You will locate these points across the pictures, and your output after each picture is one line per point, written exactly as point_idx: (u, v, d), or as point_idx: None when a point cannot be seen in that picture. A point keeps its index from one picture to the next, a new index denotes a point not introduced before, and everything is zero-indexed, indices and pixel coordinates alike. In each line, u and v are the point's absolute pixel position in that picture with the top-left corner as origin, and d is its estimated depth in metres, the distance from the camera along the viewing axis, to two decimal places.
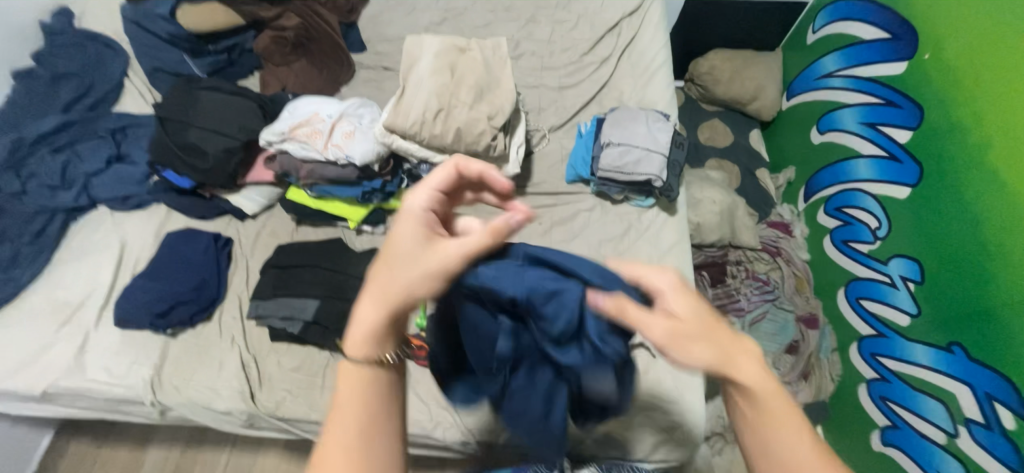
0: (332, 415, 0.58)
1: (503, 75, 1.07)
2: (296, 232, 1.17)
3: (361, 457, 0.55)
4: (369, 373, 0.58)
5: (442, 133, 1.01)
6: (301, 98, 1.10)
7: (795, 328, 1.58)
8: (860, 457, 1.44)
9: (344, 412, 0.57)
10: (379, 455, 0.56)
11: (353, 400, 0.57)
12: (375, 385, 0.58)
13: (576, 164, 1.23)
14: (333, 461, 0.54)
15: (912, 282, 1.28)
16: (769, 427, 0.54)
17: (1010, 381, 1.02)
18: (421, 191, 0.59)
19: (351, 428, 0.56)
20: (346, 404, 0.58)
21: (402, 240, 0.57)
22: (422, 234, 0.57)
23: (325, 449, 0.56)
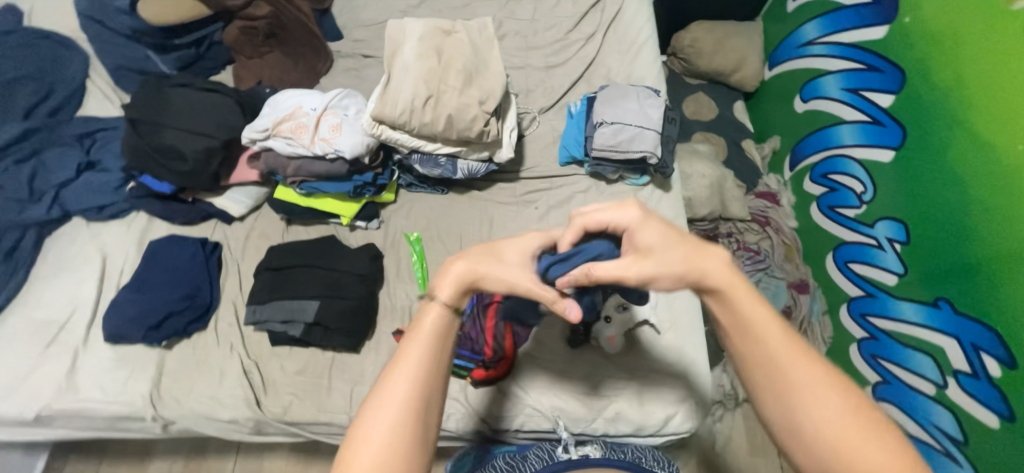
0: (399, 349, 0.65)
1: (491, 57, 1.04)
2: (287, 232, 1.14)
3: (417, 391, 0.62)
4: (438, 320, 0.66)
5: (433, 121, 0.98)
6: (281, 92, 1.05)
7: (787, 294, 1.61)
8: None
9: (410, 347, 0.64)
10: (428, 397, 0.63)
11: (420, 339, 0.65)
12: (439, 331, 0.66)
13: (568, 145, 1.21)
14: (394, 387, 0.62)
15: (898, 242, 1.32)
16: (747, 319, 0.61)
17: (995, 331, 1.06)
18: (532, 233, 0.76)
19: (413, 362, 0.63)
20: (412, 340, 0.65)
21: (507, 253, 0.73)
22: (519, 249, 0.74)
23: (388, 375, 0.63)
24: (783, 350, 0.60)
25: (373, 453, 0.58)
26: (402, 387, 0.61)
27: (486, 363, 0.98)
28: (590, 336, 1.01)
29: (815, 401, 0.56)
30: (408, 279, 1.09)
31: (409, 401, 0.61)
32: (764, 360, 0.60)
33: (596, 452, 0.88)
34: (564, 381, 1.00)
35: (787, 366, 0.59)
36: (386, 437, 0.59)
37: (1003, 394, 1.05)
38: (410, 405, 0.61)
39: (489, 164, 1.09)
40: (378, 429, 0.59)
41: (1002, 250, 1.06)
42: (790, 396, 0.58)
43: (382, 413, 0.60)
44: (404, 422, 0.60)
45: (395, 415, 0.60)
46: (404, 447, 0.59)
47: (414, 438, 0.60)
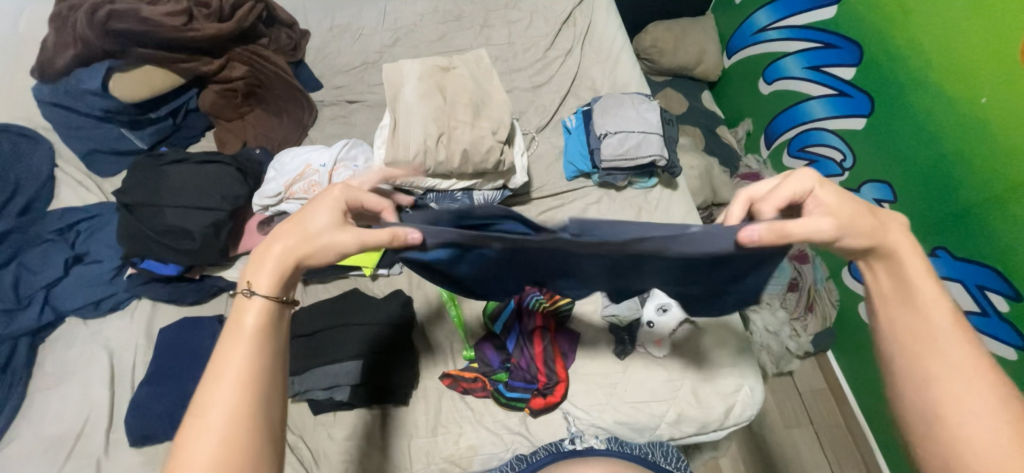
0: (220, 353, 0.55)
1: (492, 88, 1.05)
2: (306, 293, 1.11)
3: (249, 395, 0.53)
4: (260, 310, 0.56)
5: (448, 158, 0.97)
6: (284, 153, 1.02)
7: (790, 267, 1.67)
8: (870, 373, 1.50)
9: (227, 350, 0.54)
10: (264, 395, 0.54)
11: (240, 337, 0.55)
12: (266, 326, 0.56)
13: (574, 160, 1.24)
14: (222, 397, 0.52)
15: (886, 202, 1.41)
16: (918, 296, 0.56)
17: (998, 271, 1.14)
18: (323, 194, 0.64)
19: (234, 368, 0.53)
20: (235, 339, 0.55)
21: (309, 218, 0.60)
22: (322, 215, 0.60)
23: (209, 387, 0.53)
24: (936, 318, 0.55)
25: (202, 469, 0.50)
26: (229, 394, 0.52)
27: (543, 391, 0.97)
28: (635, 345, 1.03)
29: (953, 373, 0.53)
30: (442, 318, 1.08)
31: (242, 405, 0.52)
32: (914, 330, 0.56)
33: (599, 443, 0.93)
34: (622, 393, 1.00)
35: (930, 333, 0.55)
36: (215, 451, 0.50)
37: (1015, 326, 1.13)
38: (243, 410, 0.52)
39: (504, 191, 1.10)
40: (207, 446, 0.50)
41: (988, 195, 1.14)
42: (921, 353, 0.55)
43: (209, 427, 0.51)
44: (236, 430, 0.51)
45: (224, 427, 0.51)
46: (241, 456, 0.51)
47: (251, 443, 0.52)
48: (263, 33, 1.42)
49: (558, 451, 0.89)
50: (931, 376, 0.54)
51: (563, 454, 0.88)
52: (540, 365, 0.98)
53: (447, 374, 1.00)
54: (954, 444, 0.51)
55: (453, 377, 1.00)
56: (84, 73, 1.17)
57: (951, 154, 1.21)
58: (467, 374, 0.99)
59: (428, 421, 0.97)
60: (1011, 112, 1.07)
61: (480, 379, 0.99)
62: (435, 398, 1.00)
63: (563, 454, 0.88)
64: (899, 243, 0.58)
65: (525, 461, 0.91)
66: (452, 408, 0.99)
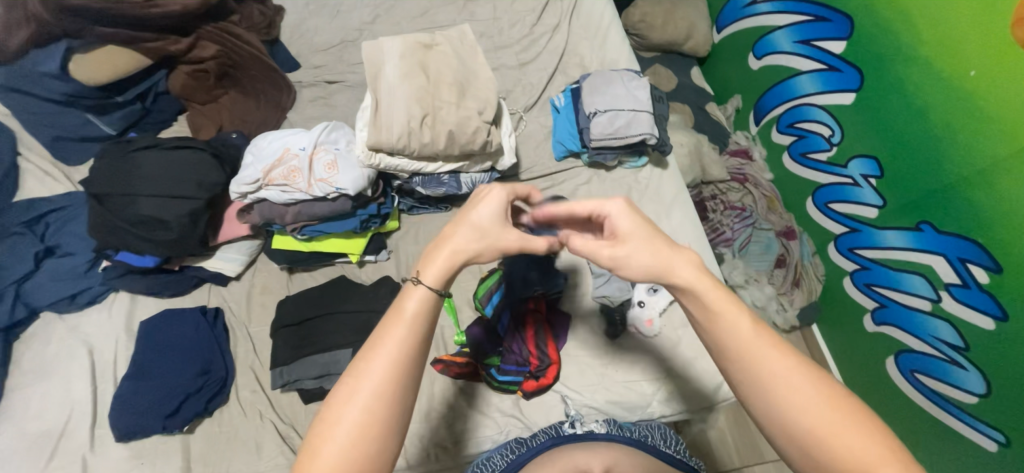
0: (375, 335, 0.54)
1: (477, 65, 1.01)
2: (292, 282, 1.08)
3: (395, 382, 0.52)
4: (425, 300, 0.56)
5: (433, 140, 0.94)
6: (261, 137, 0.97)
7: (778, 244, 1.71)
8: (857, 344, 1.57)
9: (388, 330, 0.54)
10: (405, 387, 0.53)
11: (400, 318, 0.54)
12: (424, 314, 0.56)
13: (563, 139, 1.21)
14: (366, 379, 0.51)
15: (873, 177, 1.41)
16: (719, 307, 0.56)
17: (978, 243, 1.16)
18: (488, 191, 0.65)
19: (392, 344, 0.53)
20: (393, 324, 0.54)
21: (477, 216, 0.63)
22: (488, 212, 0.63)
23: (359, 367, 0.52)
24: (757, 339, 0.54)
25: (341, 447, 0.49)
26: (378, 377, 0.51)
27: (535, 373, 0.97)
28: (627, 324, 1.04)
29: (780, 377, 0.52)
30: None
31: (384, 391, 0.51)
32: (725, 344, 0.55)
33: (601, 427, 0.89)
34: (613, 374, 1.00)
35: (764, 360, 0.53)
36: (361, 424, 0.50)
37: (994, 297, 1.15)
38: (386, 397, 0.51)
39: (492, 173, 1.08)
40: (347, 426, 0.50)
41: (974, 169, 1.15)
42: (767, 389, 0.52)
43: (355, 407, 0.50)
44: (377, 414, 0.51)
45: (367, 408, 0.50)
46: (375, 443, 0.50)
47: (384, 433, 0.51)
48: (233, 9, 1.34)
49: (558, 435, 0.87)
50: (782, 403, 0.51)
51: (563, 438, 0.86)
52: (534, 352, 0.98)
53: (438, 360, 0.98)
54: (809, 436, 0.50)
55: (445, 363, 0.98)
56: (39, 55, 1.11)
57: (939, 128, 1.21)
58: (458, 358, 0.98)
59: (420, 407, 0.96)
60: (999, 84, 1.07)
61: (472, 363, 0.98)
62: (427, 385, 0.98)
63: (566, 439, 0.85)
64: (692, 279, 0.58)
65: (523, 446, 0.88)
66: (445, 393, 0.98)
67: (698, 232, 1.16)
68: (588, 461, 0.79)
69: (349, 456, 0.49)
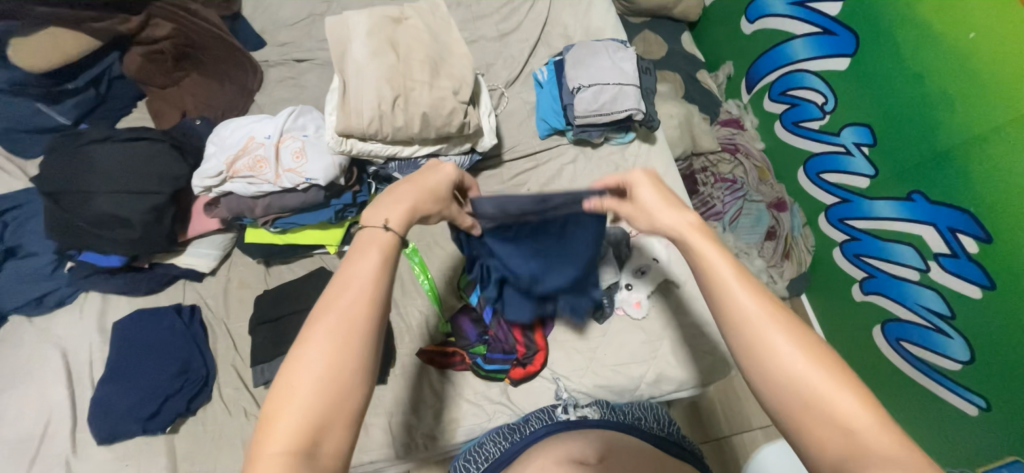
0: (343, 269, 0.53)
1: (451, 40, 0.94)
2: (269, 276, 1.05)
3: (348, 347, 0.48)
4: (380, 248, 0.56)
5: (406, 123, 0.89)
6: (223, 125, 0.91)
7: (769, 216, 1.69)
8: (846, 312, 1.58)
9: (354, 263, 0.53)
10: (360, 347, 0.49)
11: (369, 250, 0.54)
12: (389, 250, 0.56)
13: (546, 116, 1.16)
14: (318, 346, 0.48)
15: (866, 146, 1.38)
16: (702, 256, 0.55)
17: (968, 212, 1.15)
18: (445, 166, 0.69)
19: (361, 275, 0.52)
20: (343, 287, 0.51)
21: (432, 183, 0.66)
22: (441, 183, 0.67)
23: (308, 334, 0.49)
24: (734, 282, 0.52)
25: (313, 373, 0.47)
26: (351, 303, 0.50)
27: (522, 361, 0.96)
28: (614, 307, 1.03)
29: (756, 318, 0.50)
30: (415, 293, 1.04)
31: (337, 355, 0.48)
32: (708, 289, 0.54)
33: (595, 413, 0.88)
34: (601, 357, 1.00)
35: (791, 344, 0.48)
36: (333, 352, 0.47)
37: (983, 266, 1.14)
38: (340, 361, 0.48)
39: (473, 155, 1.03)
40: (298, 395, 0.46)
41: (969, 135, 1.12)
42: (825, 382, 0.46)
43: (308, 375, 0.46)
44: (334, 380, 0.47)
45: (321, 374, 0.47)
46: (333, 410, 0.46)
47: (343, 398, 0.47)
48: None
49: (555, 422, 0.86)
50: (756, 347, 0.49)
51: (559, 425, 0.85)
52: (519, 334, 0.96)
53: (423, 351, 0.98)
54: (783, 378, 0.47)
55: (430, 353, 0.98)
56: None
57: (935, 93, 1.17)
58: (443, 348, 0.98)
59: (408, 398, 0.95)
60: (1000, 46, 1.02)
61: (458, 352, 0.98)
62: (413, 376, 0.97)
63: (562, 426, 0.85)
64: (686, 231, 0.59)
65: (518, 434, 0.87)
66: (433, 383, 0.97)
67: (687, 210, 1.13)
68: (583, 451, 0.77)
69: (320, 384, 0.46)
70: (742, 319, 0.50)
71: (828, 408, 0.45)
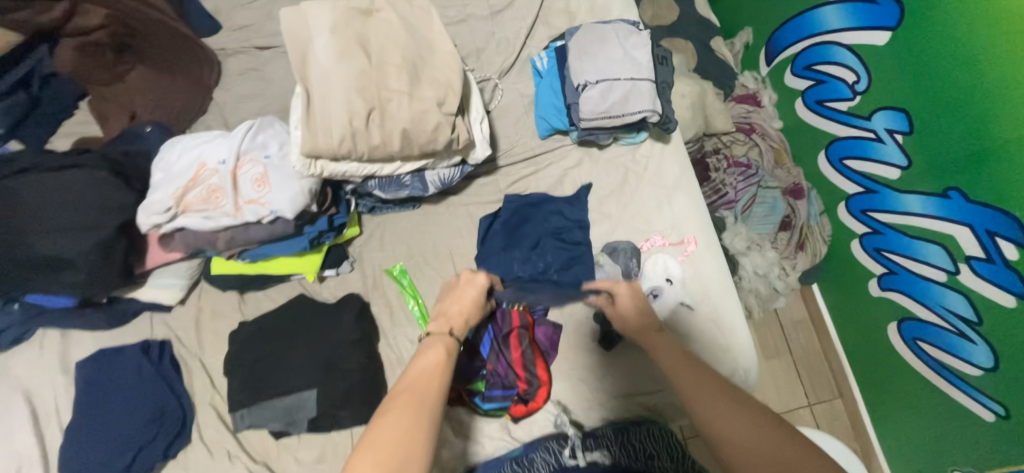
0: (410, 369, 0.68)
1: (433, 34, 0.79)
2: (245, 304, 0.95)
3: (420, 412, 0.61)
4: (444, 346, 0.74)
5: (384, 142, 0.75)
6: (171, 147, 0.78)
7: (784, 204, 1.58)
8: (856, 303, 1.49)
9: (419, 362, 0.69)
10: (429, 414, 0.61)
11: (432, 355, 0.71)
12: (444, 359, 0.71)
13: (547, 115, 1.02)
14: (401, 407, 0.61)
15: (899, 133, 1.23)
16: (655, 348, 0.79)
17: (1012, 214, 1.00)
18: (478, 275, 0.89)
19: (424, 372, 0.68)
20: (422, 366, 0.69)
21: (467, 297, 0.85)
22: (476, 292, 0.86)
23: (399, 400, 0.62)
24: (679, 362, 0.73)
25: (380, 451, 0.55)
26: (415, 388, 0.64)
27: (523, 397, 0.89)
28: (622, 333, 0.94)
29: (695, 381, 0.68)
30: (406, 321, 0.95)
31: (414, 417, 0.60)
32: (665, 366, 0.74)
33: (606, 460, 0.80)
34: (608, 387, 0.93)
35: (712, 393, 0.65)
36: (398, 428, 0.58)
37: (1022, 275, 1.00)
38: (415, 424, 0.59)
39: (464, 166, 0.90)
40: (377, 450, 0.55)
41: None
42: (740, 414, 0.61)
43: (389, 429, 0.57)
44: (407, 437, 0.57)
45: (396, 432, 0.57)
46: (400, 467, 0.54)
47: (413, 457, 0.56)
48: None
49: None
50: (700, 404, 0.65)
51: None
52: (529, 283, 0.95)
53: None
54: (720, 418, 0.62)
55: None
56: None
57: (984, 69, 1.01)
58: None
59: None
60: None
61: (454, 388, 0.89)
62: None
63: None
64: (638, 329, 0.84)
65: None
66: None
67: (705, 220, 1.01)
68: None
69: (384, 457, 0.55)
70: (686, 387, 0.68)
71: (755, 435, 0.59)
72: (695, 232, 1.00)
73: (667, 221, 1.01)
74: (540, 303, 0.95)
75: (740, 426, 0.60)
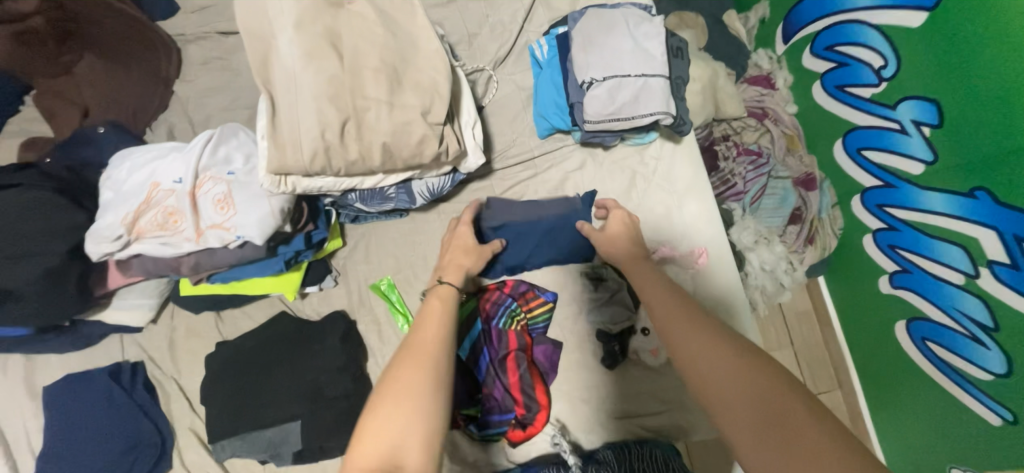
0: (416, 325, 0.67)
1: (416, 29, 0.69)
2: (222, 323, 0.89)
3: (424, 368, 0.60)
4: (440, 300, 0.72)
5: (363, 156, 0.66)
6: (117, 165, 0.69)
7: (796, 196, 1.29)
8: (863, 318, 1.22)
9: (424, 320, 0.67)
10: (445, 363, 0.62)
11: (436, 309, 0.69)
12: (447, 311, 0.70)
13: (547, 113, 0.92)
14: (405, 365, 0.60)
15: (927, 127, 0.95)
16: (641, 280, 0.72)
17: None
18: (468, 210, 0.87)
19: (424, 329, 0.66)
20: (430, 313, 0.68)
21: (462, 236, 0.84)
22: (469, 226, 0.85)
23: (413, 352, 0.62)
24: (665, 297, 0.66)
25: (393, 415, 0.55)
26: (419, 343, 0.63)
27: (522, 422, 0.84)
28: (627, 352, 0.88)
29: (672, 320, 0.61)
30: (395, 339, 0.88)
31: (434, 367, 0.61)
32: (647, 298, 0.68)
33: None
34: (611, 408, 0.87)
35: (692, 330, 0.58)
36: (408, 386, 0.58)
37: None
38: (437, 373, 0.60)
39: (455, 173, 0.80)
40: (393, 400, 0.57)
41: None
42: (711, 351, 0.55)
43: (404, 385, 0.58)
44: (418, 395, 0.58)
45: (407, 392, 0.58)
46: (426, 414, 0.56)
47: (430, 405, 0.57)
48: None
49: None
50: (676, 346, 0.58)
51: None
52: (528, 292, 0.89)
53: None
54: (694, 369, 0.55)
55: None
56: None
57: None
58: None
59: None
60: None
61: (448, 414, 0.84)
62: None
63: None
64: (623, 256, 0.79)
65: None
66: None
67: (717, 228, 0.94)
68: None
69: (399, 416, 0.55)
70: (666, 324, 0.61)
71: (722, 384, 0.52)
72: (705, 242, 0.93)
73: (677, 230, 0.94)
74: (539, 321, 0.88)
75: (711, 373, 0.53)
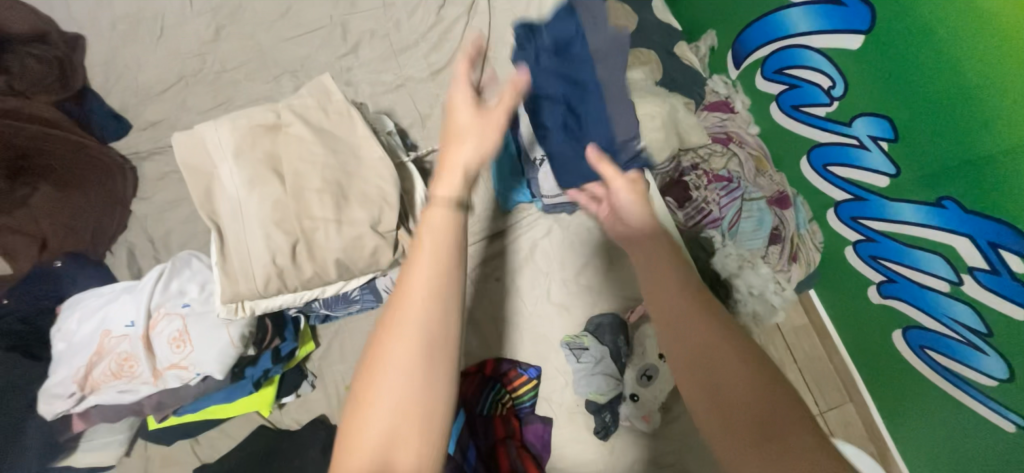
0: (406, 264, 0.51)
1: (361, 138, 0.69)
2: (199, 446, 0.84)
3: (423, 323, 0.47)
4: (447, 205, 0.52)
5: (318, 273, 0.65)
6: (68, 313, 0.68)
7: (772, 215, 1.17)
8: (857, 335, 1.15)
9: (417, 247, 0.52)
10: (450, 319, 0.47)
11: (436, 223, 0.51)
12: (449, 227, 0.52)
13: (506, 187, 0.95)
14: (400, 335, 0.46)
15: (884, 142, 0.91)
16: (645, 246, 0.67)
17: None
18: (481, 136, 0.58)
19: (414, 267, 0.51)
20: (413, 272, 0.49)
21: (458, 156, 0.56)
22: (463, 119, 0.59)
23: (393, 309, 0.47)
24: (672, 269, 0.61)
25: (388, 404, 0.44)
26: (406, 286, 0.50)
27: None
28: (619, 420, 0.86)
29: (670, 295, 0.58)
30: None
31: (427, 328, 0.46)
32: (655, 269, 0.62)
33: None
34: None
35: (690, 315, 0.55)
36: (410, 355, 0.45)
37: None
38: (434, 336, 0.46)
39: None
40: (393, 371, 0.44)
41: None
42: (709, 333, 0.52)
43: (395, 355, 0.45)
44: (422, 365, 0.45)
45: (405, 363, 0.45)
46: (430, 394, 0.44)
47: (441, 382, 0.45)
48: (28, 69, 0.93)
49: None
50: (673, 318, 0.55)
51: None
52: (510, 371, 0.87)
53: None
54: (698, 349, 0.52)
55: None
56: None
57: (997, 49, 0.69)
58: None
59: None
60: None
61: None
62: None
63: None
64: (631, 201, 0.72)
65: None
66: None
67: None
68: None
69: (400, 406, 0.43)
70: (672, 296, 0.58)
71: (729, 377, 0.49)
72: None
73: None
74: (525, 400, 0.87)
75: (711, 357, 0.51)
